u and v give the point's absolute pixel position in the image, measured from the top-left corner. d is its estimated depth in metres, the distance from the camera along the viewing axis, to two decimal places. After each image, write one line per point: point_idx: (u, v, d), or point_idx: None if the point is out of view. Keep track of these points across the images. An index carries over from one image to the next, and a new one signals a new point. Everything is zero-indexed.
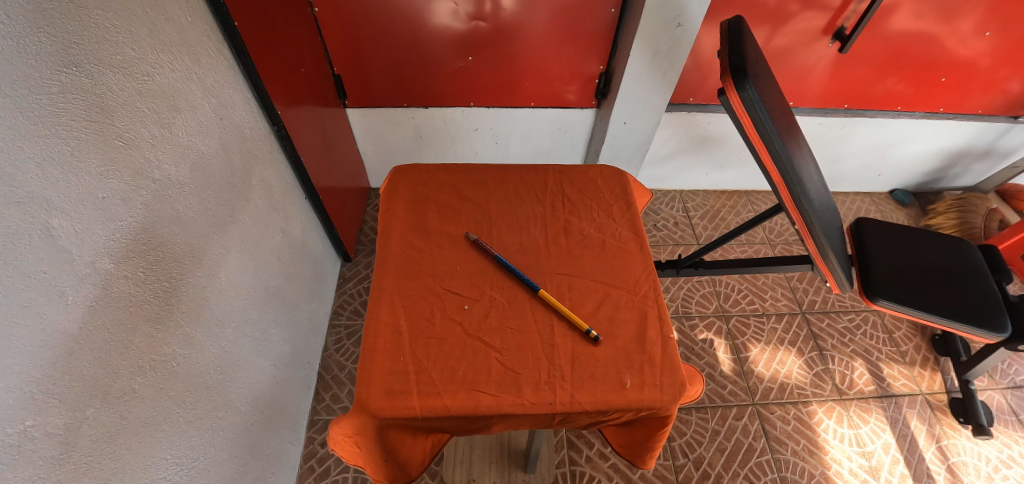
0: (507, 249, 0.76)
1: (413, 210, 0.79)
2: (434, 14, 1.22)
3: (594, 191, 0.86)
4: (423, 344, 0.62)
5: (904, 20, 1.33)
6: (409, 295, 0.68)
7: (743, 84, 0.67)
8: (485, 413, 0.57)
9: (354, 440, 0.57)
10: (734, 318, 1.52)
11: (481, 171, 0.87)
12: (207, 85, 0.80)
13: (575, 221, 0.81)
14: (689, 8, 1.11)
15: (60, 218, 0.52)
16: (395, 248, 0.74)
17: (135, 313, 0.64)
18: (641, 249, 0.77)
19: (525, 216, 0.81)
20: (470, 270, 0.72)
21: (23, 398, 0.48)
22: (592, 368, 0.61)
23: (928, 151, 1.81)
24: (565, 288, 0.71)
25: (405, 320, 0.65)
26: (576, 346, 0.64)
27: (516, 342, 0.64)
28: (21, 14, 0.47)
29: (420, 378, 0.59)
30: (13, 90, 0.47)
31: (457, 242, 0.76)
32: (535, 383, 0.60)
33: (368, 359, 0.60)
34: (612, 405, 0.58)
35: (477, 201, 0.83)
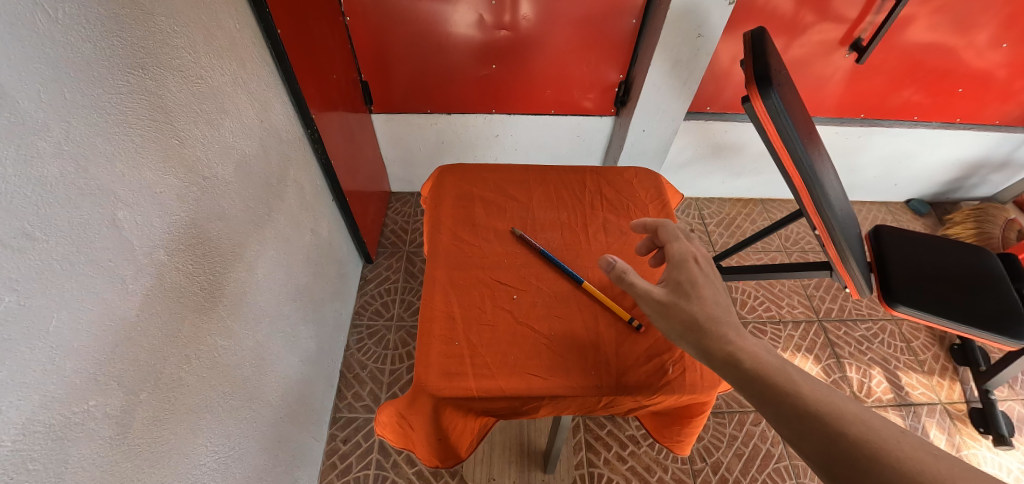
0: (549, 244, 0.79)
1: (460, 206, 0.82)
2: (460, 23, 1.26)
3: (630, 191, 0.88)
4: (477, 330, 0.65)
5: (920, 32, 1.34)
6: (461, 285, 0.70)
7: (767, 91, 0.70)
8: (537, 394, 0.59)
9: (411, 419, 0.61)
10: (750, 324, 1.52)
11: (522, 171, 0.90)
12: (251, 89, 0.84)
13: (613, 219, 0.83)
14: (709, 19, 1.14)
15: (124, 210, 0.56)
16: (445, 241, 0.76)
17: (185, 302, 0.67)
18: None
19: (565, 214, 0.84)
20: (515, 263, 0.74)
21: (85, 379, 0.51)
22: (636, 355, 0.64)
23: (945, 162, 1.82)
24: (608, 280, 0.73)
25: (458, 307, 0.67)
26: (621, 335, 0.66)
27: (562, 331, 0.66)
28: (96, 20, 0.51)
29: (475, 362, 0.61)
30: (89, 90, 0.50)
31: (502, 237, 0.78)
32: (583, 368, 0.62)
33: (425, 343, 0.63)
34: (658, 390, 0.60)
35: (519, 199, 0.85)
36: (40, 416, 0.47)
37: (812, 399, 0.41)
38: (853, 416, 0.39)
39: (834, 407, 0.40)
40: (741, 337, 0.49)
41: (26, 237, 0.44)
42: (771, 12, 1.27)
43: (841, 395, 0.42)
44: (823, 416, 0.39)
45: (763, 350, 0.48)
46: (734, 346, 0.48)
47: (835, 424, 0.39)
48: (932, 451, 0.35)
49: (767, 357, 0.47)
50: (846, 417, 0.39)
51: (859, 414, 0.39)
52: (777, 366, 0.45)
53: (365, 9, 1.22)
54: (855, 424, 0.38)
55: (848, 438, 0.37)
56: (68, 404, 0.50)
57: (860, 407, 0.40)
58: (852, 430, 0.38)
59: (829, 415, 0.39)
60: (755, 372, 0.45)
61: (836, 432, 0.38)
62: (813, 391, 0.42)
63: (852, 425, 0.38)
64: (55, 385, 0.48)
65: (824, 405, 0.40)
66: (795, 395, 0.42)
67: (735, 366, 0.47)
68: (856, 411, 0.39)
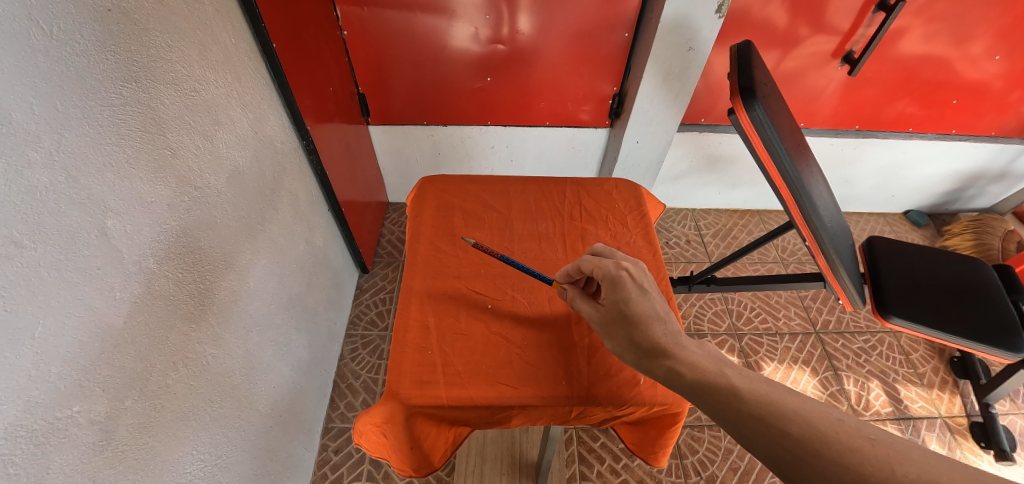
0: (527, 253, 0.80)
1: (439, 215, 0.84)
2: (455, 37, 1.28)
3: (611, 201, 0.89)
4: (449, 339, 0.66)
5: (913, 44, 1.36)
6: (437, 294, 0.71)
7: (751, 104, 0.71)
8: (507, 404, 0.60)
9: (383, 429, 0.61)
10: (746, 336, 1.51)
11: (503, 181, 0.92)
12: (246, 102, 0.86)
13: (592, 229, 0.84)
14: (700, 32, 1.16)
15: (114, 219, 0.57)
16: (423, 250, 0.78)
17: (174, 309, 0.67)
18: (654, 255, 0.79)
19: (545, 223, 0.85)
20: (491, 272, 0.76)
21: (70, 384, 0.52)
22: (609, 366, 0.64)
23: (942, 173, 1.81)
24: None
25: (432, 316, 0.68)
26: (594, 345, 0.66)
27: (535, 341, 0.67)
28: (89, 35, 0.53)
29: (447, 371, 0.62)
30: (82, 103, 0.52)
31: (479, 246, 0.80)
32: (556, 378, 0.63)
33: (398, 352, 0.64)
34: (629, 400, 0.61)
35: (499, 208, 0.87)
36: (23, 421, 0.47)
37: (753, 400, 0.43)
38: (794, 411, 0.41)
39: (773, 403, 0.42)
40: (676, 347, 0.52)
41: (15, 245, 0.45)
42: (762, 25, 1.29)
43: (779, 388, 0.44)
44: (766, 417, 0.41)
45: (699, 355, 0.51)
46: (672, 359, 0.51)
47: (777, 423, 0.40)
48: (867, 434, 0.37)
49: (704, 364, 0.50)
50: (785, 413, 0.41)
51: (798, 410, 0.41)
52: (714, 372, 0.48)
53: (362, 23, 1.24)
54: (796, 418, 0.40)
55: (791, 434, 0.39)
56: (51, 410, 0.50)
57: (798, 398, 0.42)
58: (795, 429, 0.39)
59: (771, 415, 0.41)
60: (696, 382, 0.48)
61: (781, 431, 0.40)
62: (751, 390, 0.44)
63: (793, 421, 0.40)
64: (40, 390, 0.49)
65: (765, 405, 0.42)
66: (737, 399, 0.44)
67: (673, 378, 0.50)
68: (795, 405, 0.41)
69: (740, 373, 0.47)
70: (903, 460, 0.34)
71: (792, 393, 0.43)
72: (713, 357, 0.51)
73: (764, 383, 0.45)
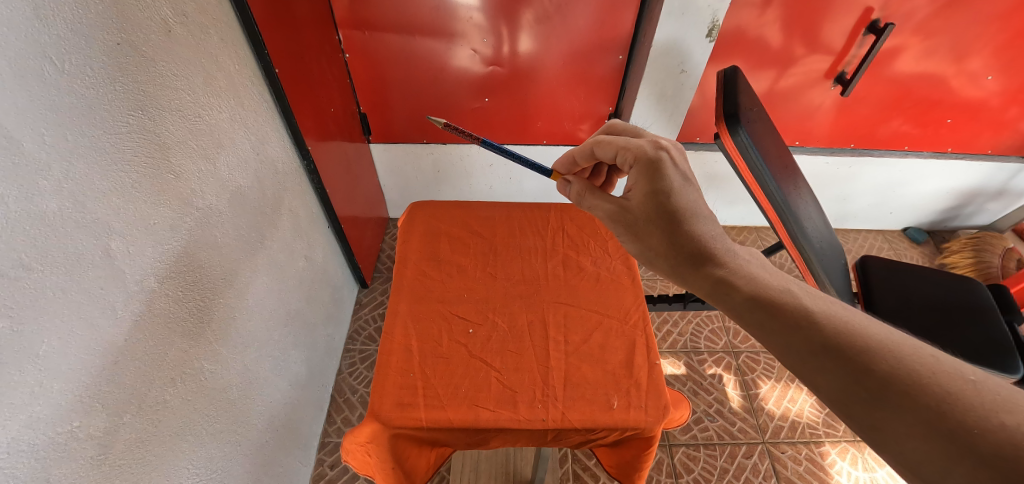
0: (512, 277, 0.93)
1: (428, 243, 0.98)
2: (455, 58, 1.32)
3: (592, 230, 1.03)
4: (432, 363, 0.77)
5: (907, 63, 1.37)
6: (424, 318, 0.84)
7: (736, 130, 0.73)
8: (484, 424, 0.70)
9: (367, 448, 0.70)
10: (743, 354, 1.51)
11: (489, 211, 1.07)
12: (249, 124, 0.89)
13: (574, 256, 0.98)
14: (692, 56, 1.24)
15: (118, 241, 0.59)
16: (411, 275, 0.91)
17: (173, 328, 0.69)
18: (632, 282, 0.92)
19: (528, 250, 0.99)
20: (475, 298, 0.89)
21: (70, 400, 0.54)
22: (582, 389, 0.75)
23: (940, 191, 1.82)
24: (563, 315, 0.86)
25: (417, 340, 0.80)
26: (569, 371, 0.78)
27: (513, 364, 0.78)
28: (100, 68, 0.56)
29: (427, 393, 0.73)
30: (91, 132, 0.55)
31: (464, 271, 0.93)
32: (530, 400, 0.73)
33: (382, 374, 0.75)
34: (600, 423, 0.71)
35: (485, 236, 1.01)
36: (25, 436, 0.49)
37: (830, 326, 0.42)
38: (879, 343, 0.39)
39: (855, 334, 0.41)
40: (726, 256, 0.55)
41: (22, 268, 0.48)
42: (756, 46, 1.31)
43: (860, 317, 0.42)
44: (844, 345, 0.40)
45: (749, 264, 0.54)
46: (722, 267, 0.54)
47: (860, 357, 0.39)
48: (967, 376, 0.35)
49: (758, 273, 0.52)
50: (871, 346, 0.39)
51: (885, 344, 0.39)
52: (772, 285, 0.49)
53: (364, 45, 1.29)
54: (882, 354, 0.38)
55: (878, 369, 0.38)
56: (51, 425, 0.52)
57: (884, 331, 0.41)
58: (882, 365, 0.38)
59: (853, 347, 0.40)
60: (751, 291, 0.49)
61: (864, 365, 0.38)
62: (828, 315, 0.43)
63: (882, 358, 0.38)
64: (41, 406, 0.50)
65: (844, 333, 0.41)
66: (810, 323, 0.43)
67: (724, 283, 0.52)
68: (882, 337, 0.40)
69: (806, 292, 0.48)
70: (1011, 409, 0.32)
71: (878, 325, 0.42)
72: (763, 269, 0.53)
73: (840, 308, 0.44)
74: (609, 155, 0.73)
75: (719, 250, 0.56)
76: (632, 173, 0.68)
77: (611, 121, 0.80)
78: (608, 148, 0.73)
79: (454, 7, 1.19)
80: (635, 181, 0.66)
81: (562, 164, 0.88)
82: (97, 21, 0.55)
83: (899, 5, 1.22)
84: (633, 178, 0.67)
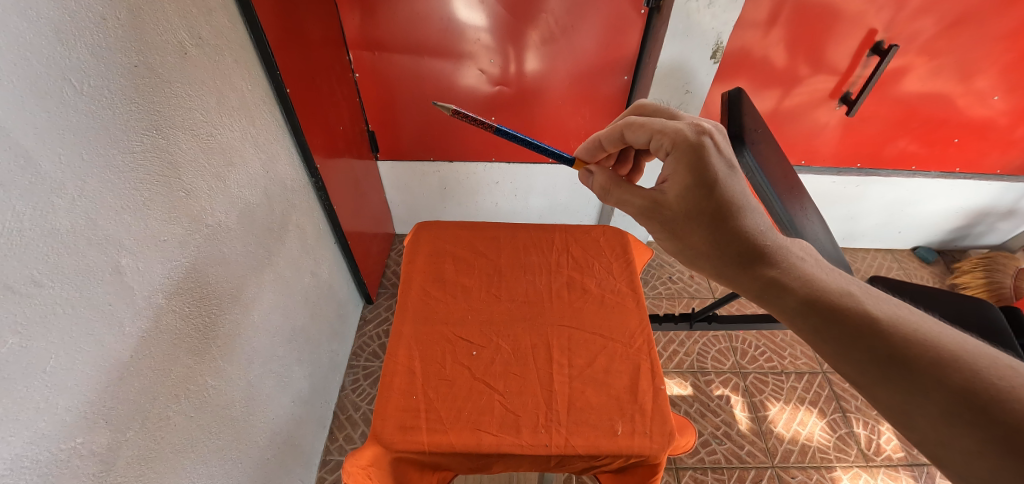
0: (516, 299, 0.93)
1: (433, 263, 0.98)
2: (463, 78, 1.34)
3: (597, 249, 1.04)
4: (435, 386, 0.77)
5: (913, 83, 1.38)
6: (426, 340, 0.84)
7: (740, 151, 0.78)
8: (487, 449, 0.70)
9: (370, 472, 0.68)
10: (751, 375, 1.48)
11: (496, 229, 1.07)
12: (260, 143, 0.91)
13: (581, 278, 0.98)
14: (697, 76, 1.26)
15: (128, 258, 0.60)
16: (415, 295, 0.92)
17: (179, 344, 0.70)
18: (637, 304, 0.92)
19: (533, 268, 0.99)
20: (479, 320, 0.89)
21: (75, 416, 0.54)
22: (586, 414, 0.75)
23: (949, 210, 1.80)
24: (566, 338, 0.86)
25: (419, 363, 0.81)
26: (573, 394, 0.77)
27: (516, 388, 0.78)
28: (118, 91, 0.58)
29: (429, 417, 0.73)
30: (106, 151, 0.56)
31: (468, 291, 0.94)
32: (533, 425, 0.73)
33: (385, 397, 0.75)
34: (605, 449, 0.70)
35: (490, 257, 1.02)
36: (28, 452, 0.49)
37: (897, 334, 0.45)
38: (950, 354, 0.42)
39: (925, 342, 0.44)
40: (778, 255, 0.57)
41: (35, 284, 0.49)
42: (761, 66, 1.32)
43: (927, 326, 0.45)
44: (911, 355, 0.43)
45: (803, 263, 0.56)
46: (775, 267, 0.56)
47: (932, 370, 0.42)
48: None
49: (814, 274, 0.54)
50: (940, 357, 0.42)
51: (956, 354, 0.42)
52: (832, 288, 0.51)
53: (374, 66, 1.32)
54: (956, 366, 0.41)
55: (950, 379, 0.41)
56: (56, 441, 0.52)
57: (952, 338, 0.44)
58: (956, 377, 0.41)
59: (922, 357, 0.43)
60: (810, 295, 0.51)
61: (936, 376, 0.41)
62: (894, 323, 0.46)
63: (954, 369, 0.41)
64: (46, 422, 0.51)
65: (913, 342, 0.44)
66: (876, 333, 0.46)
67: (778, 286, 0.54)
68: (953, 347, 0.43)
69: (866, 296, 0.50)
70: None
71: (946, 333, 0.45)
72: (818, 268, 0.56)
73: (905, 314, 0.47)
74: (643, 139, 0.72)
75: (771, 248, 0.58)
76: (671, 161, 0.67)
77: (644, 105, 0.81)
78: (643, 131, 0.72)
79: (462, 29, 1.22)
80: (674, 171, 0.65)
81: (585, 150, 0.87)
82: (117, 45, 0.57)
83: (903, 27, 1.23)
84: (673, 168, 0.66)
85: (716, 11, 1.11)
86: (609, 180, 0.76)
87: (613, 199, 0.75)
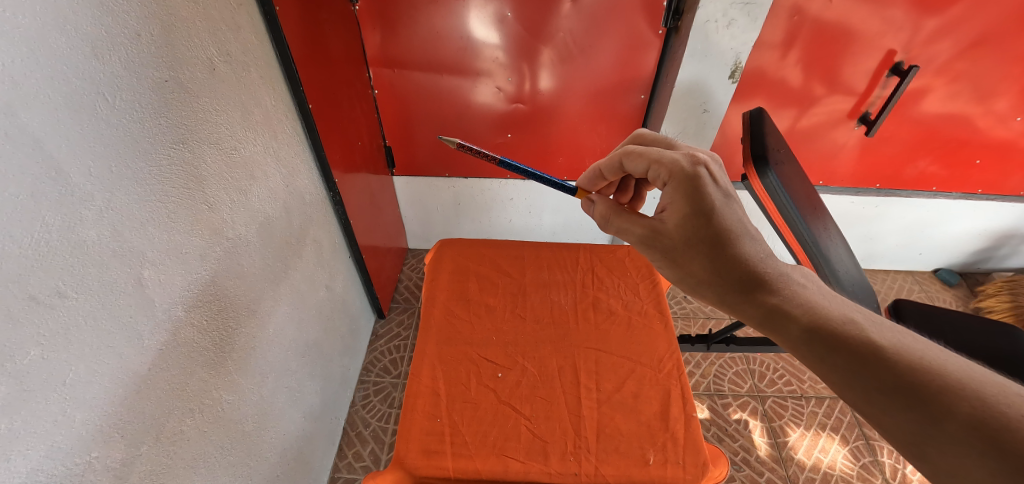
0: (541, 319, 1.03)
1: (457, 284, 1.09)
2: (478, 95, 1.36)
3: (622, 272, 1.14)
4: (460, 409, 0.85)
5: (934, 104, 1.36)
6: (451, 363, 0.93)
7: (764, 172, 0.75)
8: (514, 475, 0.76)
9: None
10: (770, 398, 1.45)
11: (520, 252, 1.18)
12: (281, 157, 0.92)
13: (603, 298, 1.07)
14: (714, 96, 1.26)
15: (150, 269, 0.60)
16: (439, 316, 1.01)
17: (196, 357, 0.69)
18: (664, 328, 1.00)
19: (556, 290, 1.09)
20: (504, 343, 0.97)
21: (92, 430, 0.53)
22: (616, 443, 0.81)
23: (970, 232, 1.77)
24: (594, 361, 0.94)
25: (443, 384, 0.89)
26: (600, 422, 0.83)
27: (542, 412, 0.85)
28: (149, 106, 0.59)
29: (455, 441, 0.80)
30: (135, 164, 0.57)
31: (493, 314, 1.03)
32: (562, 452, 0.79)
33: (411, 418, 0.83)
34: (635, 477, 0.76)
35: (515, 278, 1.12)
36: (44, 466, 0.48)
37: (902, 361, 0.42)
38: (958, 382, 0.39)
39: (930, 369, 0.41)
40: (778, 283, 0.55)
41: (58, 296, 0.49)
42: (778, 85, 1.32)
43: (935, 354, 0.43)
44: (918, 383, 0.40)
45: (804, 291, 0.54)
46: (777, 295, 0.54)
47: (939, 399, 0.39)
48: None
49: (816, 301, 0.52)
50: (949, 385, 0.39)
51: (966, 384, 0.39)
52: (834, 316, 0.49)
53: (392, 83, 1.34)
54: (964, 394, 0.38)
55: (959, 409, 0.38)
56: (71, 455, 0.51)
57: (958, 366, 0.41)
58: (963, 407, 0.38)
59: (928, 384, 0.40)
60: (811, 324, 0.49)
61: (942, 405, 0.38)
62: (900, 352, 0.43)
63: (962, 397, 0.38)
64: (63, 435, 0.50)
65: (918, 369, 0.41)
66: (882, 361, 0.43)
67: (780, 314, 0.52)
68: (960, 375, 0.40)
69: (871, 324, 0.48)
70: None
71: (952, 360, 0.42)
72: (821, 295, 0.53)
73: (910, 342, 0.44)
74: (641, 168, 0.72)
75: (771, 275, 0.56)
76: (668, 190, 0.66)
77: (641, 134, 0.81)
78: (641, 161, 0.72)
79: (479, 47, 1.24)
80: (672, 200, 0.64)
81: (587, 179, 0.88)
82: (149, 60, 0.58)
83: (922, 48, 1.23)
84: (670, 197, 0.65)
85: (735, 31, 1.12)
86: (610, 208, 0.74)
87: (613, 228, 0.73)
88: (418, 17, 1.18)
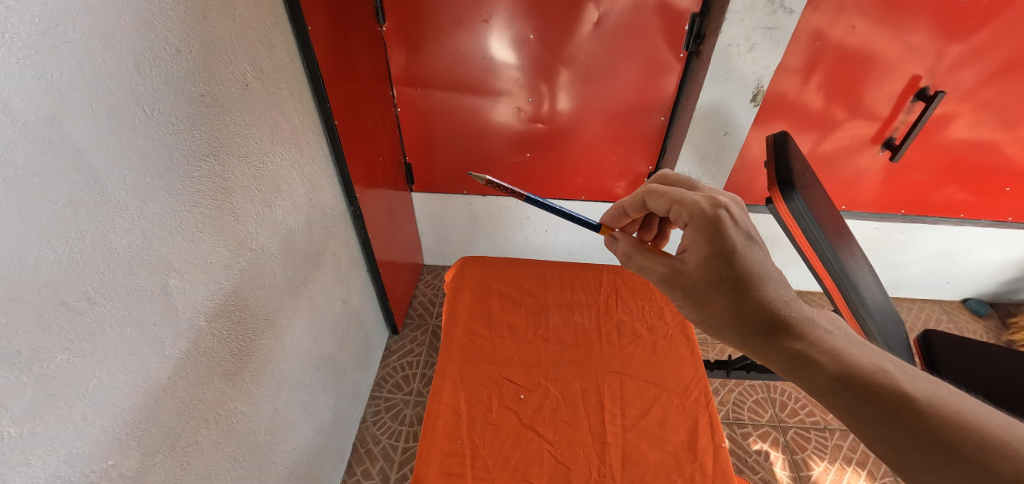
0: (565, 339, 1.03)
1: (479, 301, 1.10)
2: (498, 115, 1.38)
3: (646, 294, 1.14)
4: (478, 432, 0.84)
5: (960, 130, 1.34)
6: (472, 381, 0.93)
7: (789, 195, 0.75)
8: None
9: None
10: (792, 429, 1.39)
11: (545, 273, 1.20)
12: (305, 172, 0.94)
13: (627, 321, 1.08)
14: (735, 119, 1.26)
15: (176, 278, 0.61)
16: (460, 333, 1.03)
17: (213, 367, 0.70)
18: (691, 354, 1.00)
19: (577, 312, 1.10)
20: (526, 364, 0.97)
21: (111, 437, 0.53)
22: (641, 473, 0.80)
23: (1000, 260, 1.71)
24: (620, 386, 0.93)
25: (465, 404, 0.89)
26: (626, 452, 0.82)
27: (564, 438, 0.85)
28: (184, 119, 0.60)
29: (474, 464, 0.79)
30: (167, 176, 0.58)
31: (513, 333, 1.04)
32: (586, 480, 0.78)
33: (430, 438, 0.83)
34: None
35: (538, 297, 1.13)
36: (61, 472, 0.48)
37: (936, 416, 0.39)
38: (996, 439, 0.36)
39: (966, 425, 0.38)
40: (803, 327, 0.52)
41: (88, 301, 0.49)
42: (800, 108, 1.31)
43: (972, 407, 0.39)
44: (951, 440, 0.37)
45: (831, 336, 0.51)
46: (802, 340, 0.51)
47: (977, 458, 0.35)
48: None
49: (845, 348, 0.49)
50: (987, 441, 0.36)
51: (1010, 441, 0.35)
52: (862, 364, 0.46)
53: (415, 101, 1.37)
54: (1004, 452, 0.35)
55: (998, 467, 0.34)
56: (88, 462, 0.51)
57: (996, 422, 0.37)
58: (1004, 466, 0.34)
59: (965, 440, 0.37)
60: (837, 370, 0.46)
61: (980, 464, 0.35)
62: (933, 404, 0.40)
63: (1002, 455, 0.34)
64: (83, 442, 0.50)
65: (954, 425, 0.38)
66: (913, 413, 0.40)
67: (805, 360, 0.49)
68: (1000, 431, 0.36)
69: (902, 373, 0.44)
70: None
71: (992, 416, 0.38)
72: (848, 341, 0.50)
73: (945, 394, 0.41)
74: (662, 208, 0.72)
75: (795, 319, 0.53)
76: (689, 231, 0.65)
77: (661, 172, 0.81)
78: (662, 200, 0.71)
79: (500, 67, 1.26)
80: (693, 241, 0.64)
81: (611, 215, 0.89)
82: (186, 75, 0.60)
83: (947, 75, 1.21)
84: (691, 238, 0.64)
85: (757, 55, 1.13)
86: (632, 245, 0.74)
87: (635, 266, 0.73)
88: (442, 37, 1.22)
